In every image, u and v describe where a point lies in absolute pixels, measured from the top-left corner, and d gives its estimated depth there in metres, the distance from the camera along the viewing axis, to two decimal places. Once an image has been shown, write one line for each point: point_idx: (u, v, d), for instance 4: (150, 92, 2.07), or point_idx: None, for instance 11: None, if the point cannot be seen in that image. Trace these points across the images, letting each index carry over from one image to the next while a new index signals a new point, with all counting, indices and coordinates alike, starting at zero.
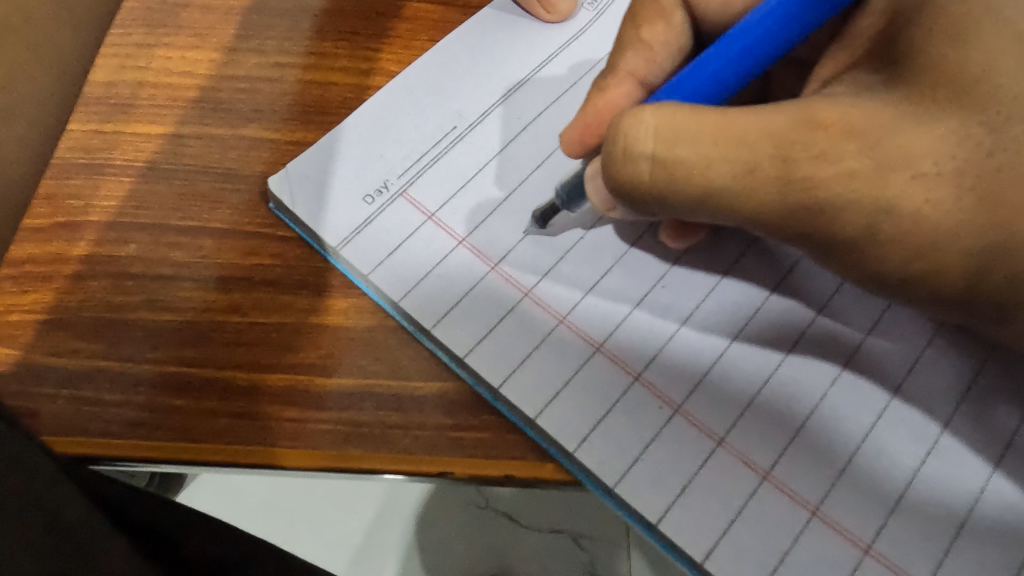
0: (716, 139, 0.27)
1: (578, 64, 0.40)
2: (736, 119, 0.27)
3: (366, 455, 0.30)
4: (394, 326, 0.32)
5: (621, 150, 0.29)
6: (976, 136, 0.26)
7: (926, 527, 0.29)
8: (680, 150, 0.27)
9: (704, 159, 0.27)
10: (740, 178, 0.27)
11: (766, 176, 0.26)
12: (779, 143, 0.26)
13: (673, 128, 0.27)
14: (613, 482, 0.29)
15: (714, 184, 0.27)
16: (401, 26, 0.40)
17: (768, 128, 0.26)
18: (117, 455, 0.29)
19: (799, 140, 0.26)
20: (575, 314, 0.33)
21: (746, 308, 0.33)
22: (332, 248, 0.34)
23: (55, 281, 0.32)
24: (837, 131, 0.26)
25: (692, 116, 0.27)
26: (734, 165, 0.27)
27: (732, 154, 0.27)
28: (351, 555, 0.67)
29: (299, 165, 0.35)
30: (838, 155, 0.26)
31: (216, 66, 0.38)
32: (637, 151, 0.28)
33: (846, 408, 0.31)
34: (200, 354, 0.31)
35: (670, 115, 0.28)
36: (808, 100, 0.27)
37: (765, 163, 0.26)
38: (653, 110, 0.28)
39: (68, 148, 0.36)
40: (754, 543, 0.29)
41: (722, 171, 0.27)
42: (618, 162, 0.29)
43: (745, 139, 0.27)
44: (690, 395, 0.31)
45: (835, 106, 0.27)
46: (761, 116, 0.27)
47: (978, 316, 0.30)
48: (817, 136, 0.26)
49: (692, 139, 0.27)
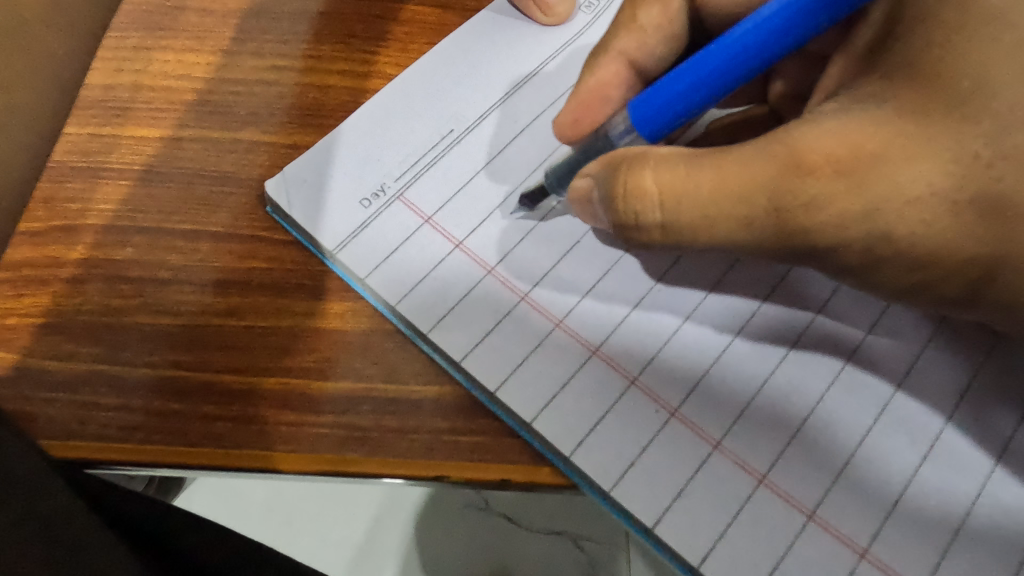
0: (715, 201, 0.27)
1: (576, 65, 0.40)
2: (731, 174, 0.27)
3: (362, 459, 0.30)
4: (390, 330, 0.32)
5: (631, 216, 0.30)
6: (974, 149, 0.26)
7: (922, 532, 0.29)
8: (684, 216, 0.28)
9: (707, 222, 0.28)
10: (744, 233, 0.28)
11: (763, 227, 0.27)
12: (772, 195, 0.27)
13: (674, 196, 0.28)
14: (609, 485, 0.29)
15: (722, 242, 0.28)
16: (399, 29, 0.40)
17: (761, 180, 0.27)
18: (117, 459, 0.29)
19: (790, 190, 0.27)
20: (571, 317, 0.33)
21: (744, 311, 0.33)
22: (329, 252, 0.34)
23: (52, 285, 0.32)
24: (824, 174, 0.26)
25: (690, 176, 0.28)
26: (736, 223, 0.28)
27: (732, 213, 0.27)
28: (350, 556, 0.67)
29: (295, 169, 0.35)
30: (826, 202, 0.26)
31: (214, 69, 0.38)
32: (647, 220, 0.29)
33: (843, 411, 0.31)
34: (197, 358, 0.31)
35: (670, 180, 0.28)
36: (794, 131, 0.27)
37: (762, 217, 0.27)
38: (652, 176, 0.29)
39: (65, 151, 0.36)
40: (750, 548, 0.29)
41: (725, 229, 0.28)
42: (629, 227, 0.30)
43: (742, 196, 0.27)
44: (686, 398, 0.31)
45: (818, 138, 0.27)
46: (752, 167, 0.27)
47: (965, 307, 0.30)
48: (805, 182, 0.26)
49: (693, 204, 0.28)
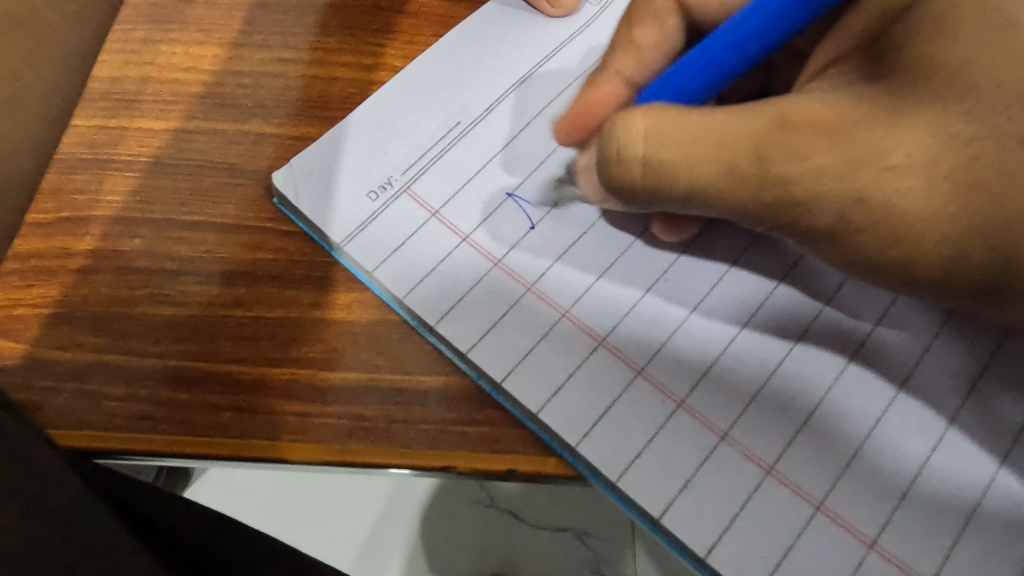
0: (700, 139, 0.28)
1: (582, 58, 0.40)
2: (716, 122, 0.28)
3: (367, 449, 0.30)
4: (398, 321, 0.32)
5: (614, 152, 0.30)
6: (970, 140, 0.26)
7: (932, 523, 0.29)
8: (669, 154, 0.28)
9: (688, 162, 0.28)
10: (723, 178, 0.28)
11: (743, 175, 0.27)
12: (755, 142, 0.27)
13: (660, 130, 0.28)
14: (615, 476, 0.29)
15: (699, 184, 0.28)
16: (405, 21, 0.40)
17: (746, 130, 0.27)
18: (128, 449, 0.29)
19: (773, 140, 0.27)
20: (578, 308, 0.33)
21: (757, 295, 0.34)
22: (336, 244, 0.34)
23: (60, 275, 0.33)
24: (807, 130, 0.27)
25: (678, 117, 0.28)
26: (718, 166, 0.28)
27: (714, 154, 0.28)
28: (356, 552, 0.67)
29: (303, 161, 0.35)
30: (807, 152, 0.26)
31: (220, 61, 0.38)
32: (629, 153, 0.29)
33: (851, 399, 0.31)
34: (204, 348, 0.31)
35: (658, 118, 0.29)
36: (785, 99, 0.28)
37: (742, 163, 0.27)
38: (642, 114, 0.29)
39: (73, 143, 0.36)
40: (758, 539, 0.28)
41: (709, 174, 0.28)
42: (610, 163, 0.30)
43: (723, 139, 0.27)
44: (693, 389, 0.31)
45: (808, 103, 0.27)
46: (741, 116, 0.28)
47: (975, 301, 0.29)
48: (788, 135, 0.27)
49: (681, 142, 0.28)
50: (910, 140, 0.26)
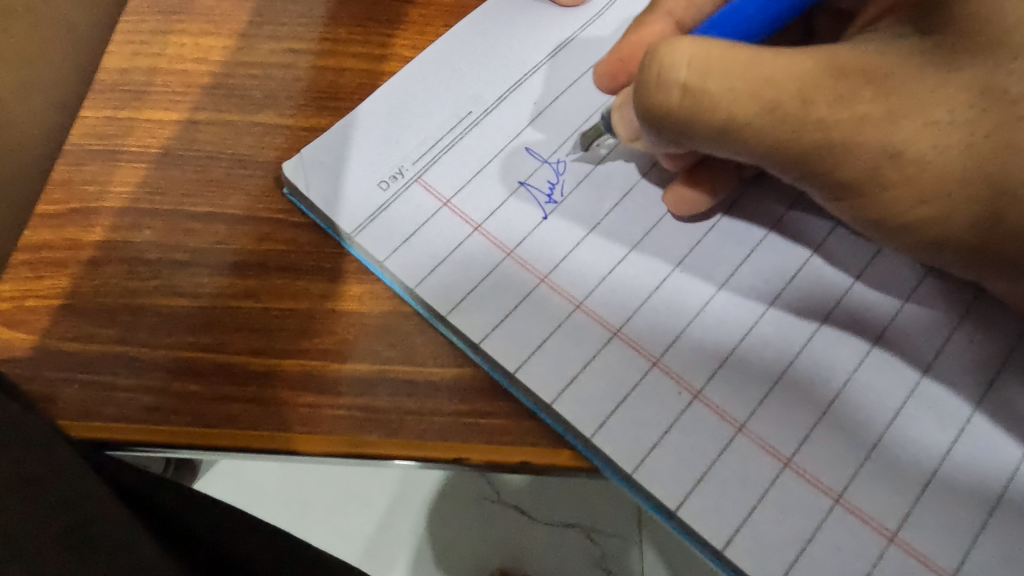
0: (745, 75, 0.27)
1: (597, 45, 0.39)
2: (765, 59, 0.27)
3: (379, 440, 0.29)
4: (409, 312, 0.32)
5: (655, 75, 0.28)
6: (989, 132, 0.26)
7: (955, 515, 0.29)
8: (710, 82, 0.27)
9: (730, 93, 0.27)
10: (763, 115, 0.27)
11: (786, 114, 0.26)
12: (801, 83, 0.26)
13: (708, 58, 0.27)
14: (631, 468, 0.29)
15: (737, 119, 0.27)
16: (414, 11, 0.40)
17: (795, 70, 0.26)
18: (138, 439, 0.29)
19: (821, 84, 0.26)
20: (592, 298, 0.32)
21: (778, 279, 0.33)
22: (347, 234, 0.33)
23: (70, 267, 0.32)
24: (857, 77, 0.26)
25: (725, 49, 0.27)
26: (759, 102, 0.26)
27: (759, 89, 0.26)
28: (363, 546, 0.67)
29: (313, 151, 0.35)
30: (851, 101, 0.26)
31: (229, 52, 0.38)
32: (671, 78, 0.27)
33: (871, 390, 0.31)
34: (215, 340, 0.31)
35: (706, 47, 0.27)
36: (832, 46, 0.27)
37: (786, 100, 0.26)
38: (689, 40, 0.27)
39: (83, 134, 0.36)
40: (777, 532, 0.28)
41: (748, 109, 0.27)
42: (650, 87, 0.28)
43: (771, 77, 0.26)
44: (710, 379, 0.31)
45: (855, 51, 0.27)
46: (788, 58, 0.27)
47: (986, 269, 0.29)
48: (839, 81, 0.26)
49: (726, 74, 0.27)
50: (931, 129, 0.26)
